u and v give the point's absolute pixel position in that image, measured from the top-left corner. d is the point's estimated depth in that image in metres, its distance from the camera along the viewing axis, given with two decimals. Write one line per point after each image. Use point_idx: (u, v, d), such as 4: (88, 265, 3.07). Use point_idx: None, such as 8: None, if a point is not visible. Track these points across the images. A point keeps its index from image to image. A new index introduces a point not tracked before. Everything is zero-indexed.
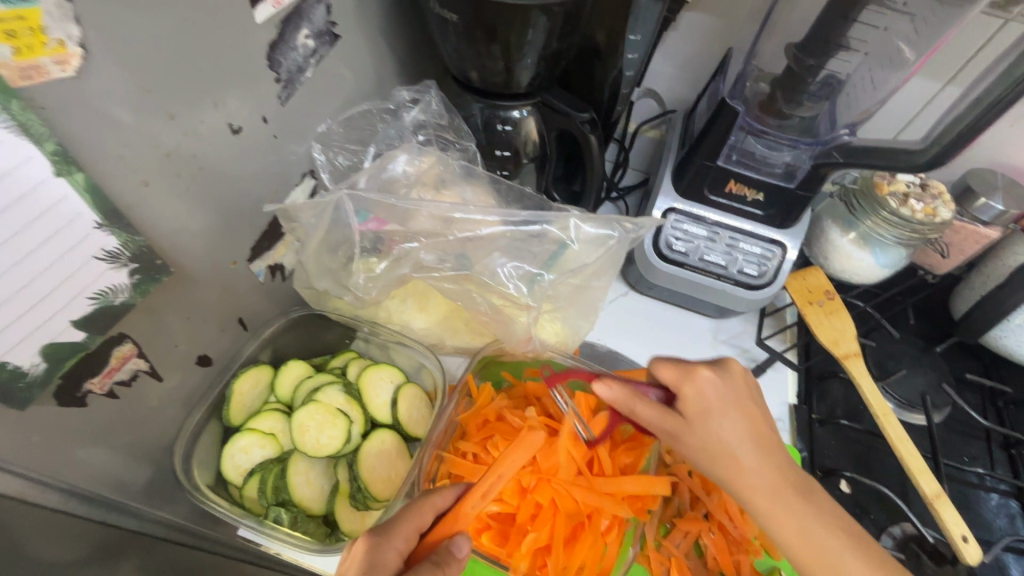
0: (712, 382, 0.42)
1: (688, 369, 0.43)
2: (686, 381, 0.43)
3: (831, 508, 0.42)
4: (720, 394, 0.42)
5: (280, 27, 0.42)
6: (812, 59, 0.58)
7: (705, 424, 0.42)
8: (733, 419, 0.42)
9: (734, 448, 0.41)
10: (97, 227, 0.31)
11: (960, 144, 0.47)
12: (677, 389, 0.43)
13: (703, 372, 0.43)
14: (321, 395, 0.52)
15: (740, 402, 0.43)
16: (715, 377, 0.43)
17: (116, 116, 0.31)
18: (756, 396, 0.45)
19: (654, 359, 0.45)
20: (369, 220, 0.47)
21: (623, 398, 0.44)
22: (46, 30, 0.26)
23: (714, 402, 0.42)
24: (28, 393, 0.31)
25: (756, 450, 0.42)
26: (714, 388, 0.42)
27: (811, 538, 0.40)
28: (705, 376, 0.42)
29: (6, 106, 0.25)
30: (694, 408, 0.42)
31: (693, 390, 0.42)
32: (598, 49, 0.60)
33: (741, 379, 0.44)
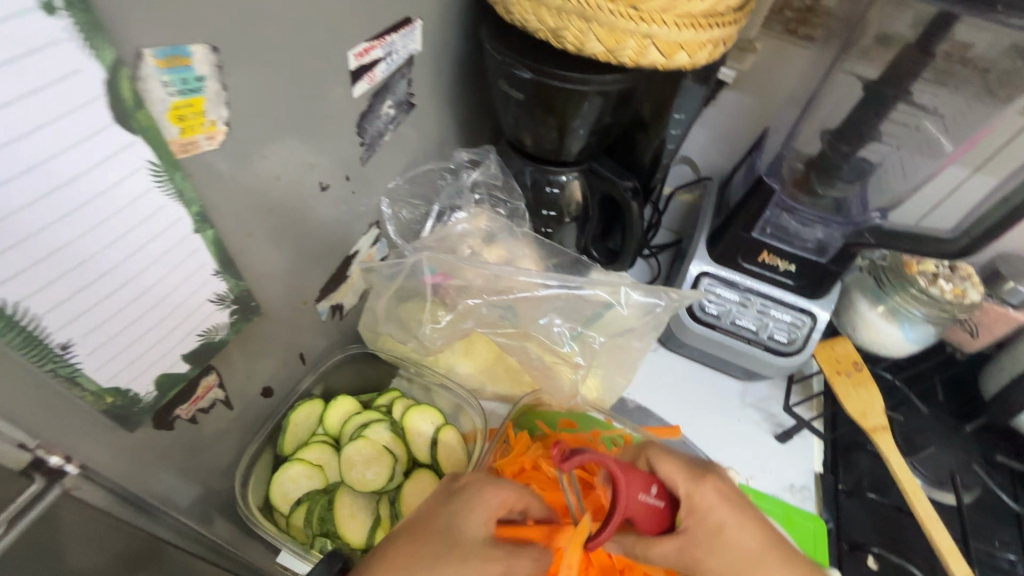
0: (721, 488, 0.42)
1: (698, 475, 0.42)
2: (694, 488, 0.42)
3: None
4: (732, 500, 0.42)
5: (371, 99, 0.48)
6: (846, 146, 0.62)
7: (722, 540, 0.40)
8: (750, 527, 0.41)
9: (754, 557, 0.41)
10: (215, 274, 0.35)
11: (990, 236, 0.50)
12: (682, 493, 0.42)
13: (710, 482, 0.42)
14: (370, 432, 0.55)
15: (750, 508, 0.43)
16: (720, 485, 0.42)
17: (237, 177, 0.36)
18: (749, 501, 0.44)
19: (657, 453, 0.44)
20: (436, 274, 0.51)
21: (631, 543, 0.41)
22: (205, 113, 0.31)
23: (726, 512, 0.41)
24: (139, 417, 0.35)
25: (779, 558, 0.41)
26: (721, 499, 0.42)
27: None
28: (710, 488, 0.42)
29: (172, 178, 0.29)
30: (707, 524, 0.41)
31: (705, 501, 0.41)
32: (644, 122, 0.65)
33: (733, 482, 0.44)
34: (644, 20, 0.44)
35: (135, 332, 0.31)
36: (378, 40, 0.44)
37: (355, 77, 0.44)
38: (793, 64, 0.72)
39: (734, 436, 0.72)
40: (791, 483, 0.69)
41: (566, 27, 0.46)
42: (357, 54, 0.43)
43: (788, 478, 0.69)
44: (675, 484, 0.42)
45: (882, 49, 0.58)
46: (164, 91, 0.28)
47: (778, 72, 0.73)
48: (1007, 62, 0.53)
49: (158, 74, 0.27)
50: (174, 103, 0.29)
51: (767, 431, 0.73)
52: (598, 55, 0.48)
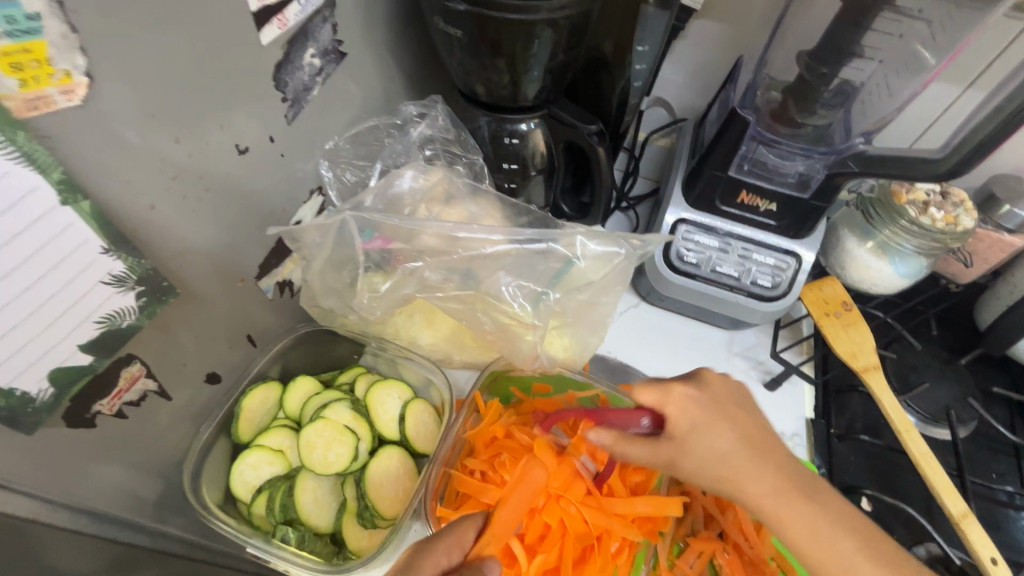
0: (693, 395, 0.43)
1: (665, 388, 0.43)
2: (669, 400, 0.43)
3: (836, 504, 0.41)
4: (707, 402, 0.43)
5: (286, 47, 0.42)
6: (825, 68, 0.57)
7: (693, 441, 0.41)
8: (722, 428, 0.41)
9: (733, 459, 0.41)
10: (104, 252, 0.32)
11: (982, 152, 0.45)
12: (661, 409, 0.43)
13: (682, 387, 0.43)
14: (329, 412, 0.52)
15: (724, 409, 0.43)
16: (692, 391, 0.43)
17: (120, 137, 0.31)
18: (741, 401, 0.45)
19: (633, 383, 0.45)
20: (373, 239, 0.47)
21: (611, 442, 0.42)
22: (52, 61, 0.26)
23: (703, 416, 0.42)
24: (36, 418, 0.32)
25: (752, 458, 0.41)
26: (693, 400, 0.42)
27: (819, 532, 0.39)
28: (682, 393, 0.43)
29: (12, 139, 0.26)
30: (680, 427, 0.42)
31: (676, 407, 0.42)
32: (605, 59, 0.59)
33: (719, 387, 0.44)
34: None
35: (6, 322, 0.28)
36: None
37: (261, 21, 0.39)
38: None
39: None
40: (782, 431, 0.66)
41: None
42: None
43: (777, 427, 0.67)
44: (652, 404, 0.43)
45: None
46: None
47: None
48: None
49: None
50: (3, 47, 0.24)
51: (755, 380, 0.70)
52: None
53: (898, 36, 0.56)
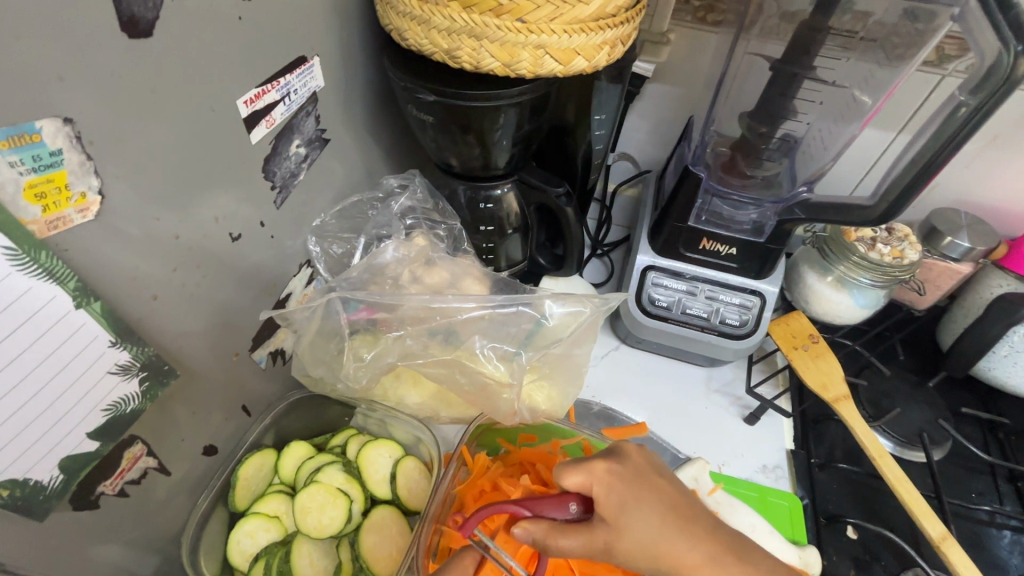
0: (614, 471, 0.39)
1: (590, 466, 0.39)
2: (595, 480, 0.39)
3: (770, 561, 0.37)
4: (630, 477, 0.39)
5: (274, 142, 0.47)
6: (764, 126, 0.64)
7: (626, 522, 0.37)
8: (648, 502, 0.38)
9: (665, 532, 0.37)
10: (112, 344, 0.35)
11: (905, 199, 0.50)
12: (590, 493, 0.39)
13: (603, 464, 0.39)
14: (322, 476, 0.54)
15: (648, 480, 0.39)
16: (615, 465, 0.39)
17: (126, 243, 0.35)
18: (664, 472, 0.41)
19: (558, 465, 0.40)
20: (359, 310, 0.50)
21: (542, 535, 0.38)
22: (70, 186, 0.30)
23: (630, 488, 0.38)
24: (47, 505, 0.34)
25: (681, 531, 0.37)
26: (617, 477, 0.39)
27: None
28: (606, 469, 0.39)
29: (35, 258, 0.29)
30: (609, 506, 0.38)
31: (603, 487, 0.38)
32: (568, 125, 0.65)
33: (637, 457, 0.41)
34: (532, 31, 0.44)
35: (23, 419, 0.31)
36: (269, 83, 0.44)
37: (251, 123, 0.43)
38: (708, 49, 0.73)
39: (702, 424, 0.71)
40: (764, 464, 0.68)
41: (459, 47, 0.46)
42: (249, 101, 0.42)
43: (759, 460, 0.69)
44: (580, 487, 0.39)
45: (788, 25, 0.59)
46: (13, 171, 0.28)
47: (696, 60, 0.74)
48: (904, 24, 0.54)
49: (3, 155, 0.27)
50: (29, 181, 0.29)
51: (734, 415, 0.73)
52: (496, 71, 0.48)
53: (833, 83, 0.62)
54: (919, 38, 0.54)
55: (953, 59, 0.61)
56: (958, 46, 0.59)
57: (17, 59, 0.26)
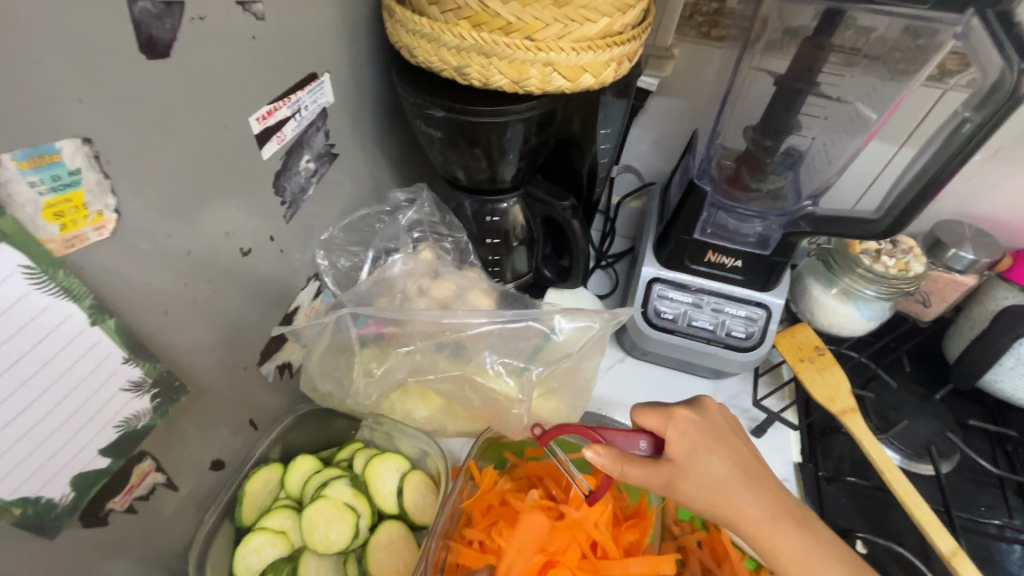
0: (692, 420, 0.43)
1: (668, 412, 0.43)
2: (669, 424, 0.42)
3: (823, 531, 0.41)
4: (706, 429, 0.43)
5: (285, 158, 0.47)
6: (768, 141, 0.64)
7: (694, 465, 0.41)
8: (720, 454, 0.41)
9: (730, 483, 0.41)
10: (125, 361, 0.35)
11: (911, 213, 0.51)
12: (663, 434, 0.42)
13: (683, 412, 0.43)
14: (329, 490, 0.54)
15: (723, 436, 0.43)
16: (693, 416, 0.43)
17: (139, 260, 0.35)
18: (736, 430, 0.45)
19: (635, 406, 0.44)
20: (368, 325, 0.50)
21: (611, 462, 0.41)
22: (87, 205, 0.31)
23: (699, 438, 0.42)
24: (58, 522, 0.34)
25: (746, 486, 0.41)
26: (694, 426, 0.42)
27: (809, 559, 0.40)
28: (684, 417, 0.43)
29: (53, 276, 0.29)
30: (680, 450, 0.41)
31: (677, 431, 0.42)
32: (575, 139, 0.65)
33: (716, 412, 0.45)
34: (541, 49, 0.45)
35: (37, 436, 0.31)
36: (280, 100, 0.44)
37: (262, 139, 0.43)
38: (712, 64, 0.74)
39: None
40: None
41: (468, 65, 0.47)
42: (260, 118, 0.43)
43: None
44: (654, 428, 0.43)
45: (791, 41, 0.59)
46: (33, 191, 0.28)
47: (700, 75, 0.75)
48: (906, 41, 0.55)
49: (22, 175, 0.27)
50: (48, 201, 0.29)
51: (741, 428, 0.72)
52: (505, 87, 0.48)
53: (837, 99, 0.64)
54: (921, 54, 0.55)
55: (954, 74, 0.62)
56: (960, 62, 0.60)
57: (39, 81, 0.27)
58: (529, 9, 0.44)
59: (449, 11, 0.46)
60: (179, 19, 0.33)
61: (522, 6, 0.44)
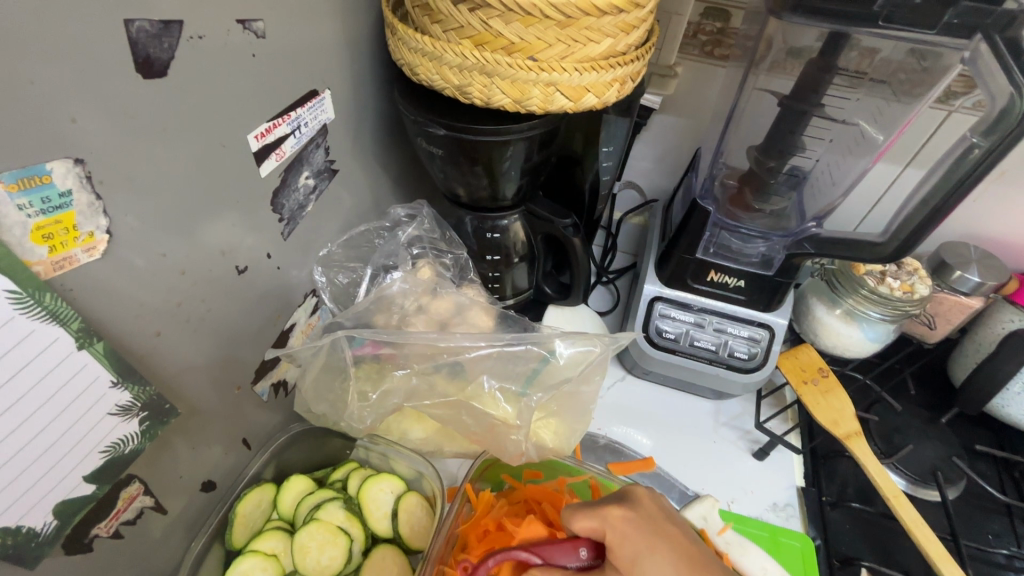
0: (629, 519, 0.39)
1: (601, 513, 0.40)
2: (608, 526, 0.39)
3: None
4: (643, 526, 0.39)
5: (284, 175, 0.47)
6: (771, 161, 0.64)
7: (637, 573, 0.37)
8: (663, 553, 0.37)
9: None
10: (113, 385, 0.34)
11: (917, 237, 0.50)
12: (602, 537, 0.39)
13: (614, 510, 0.40)
14: (322, 513, 0.53)
15: (663, 529, 0.39)
16: (628, 513, 0.40)
17: (131, 281, 0.35)
18: (678, 521, 0.41)
19: (567, 508, 0.42)
20: (364, 346, 0.49)
21: None
22: (78, 226, 0.30)
23: (642, 537, 0.38)
24: (40, 551, 0.33)
25: None
26: (632, 526, 0.39)
27: None
28: (620, 515, 0.40)
29: (39, 300, 0.29)
30: (622, 557, 0.38)
31: (616, 534, 0.39)
32: (577, 156, 0.65)
33: (648, 502, 0.41)
34: (544, 69, 0.45)
35: (19, 464, 0.30)
36: (280, 117, 0.44)
37: (261, 156, 0.43)
38: (715, 83, 0.74)
39: (711, 460, 0.70)
40: (774, 502, 0.67)
41: (471, 84, 0.46)
42: (259, 135, 0.42)
43: (770, 498, 0.67)
44: (591, 532, 0.40)
45: (795, 62, 0.59)
46: (21, 213, 0.27)
47: (703, 93, 0.75)
48: (911, 63, 0.54)
49: (11, 198, 0.27)
50: (37, 223, 0.28)
51: (743, 450, 0.71)
52: (507, 106, 0.48)
53: (842, 121, 0.63)
54: (927, 75, 0.55)
55: (959, 96, 0.61)
56: (965, 85, 0.60)
57: (31, 102, 0.26)
58: (532, 28, 0.44)
59: (451, 30, 0.45)
60: (178, 39, 0.33)
61: (525, 26, 0.43)
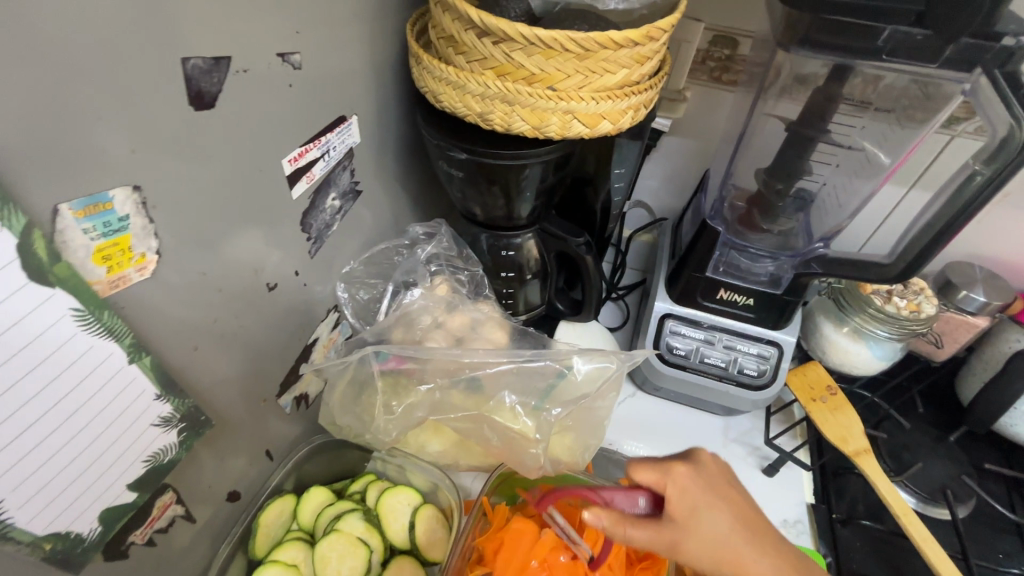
0: (691, 475, 0.43)
1: (667, 468, 0.43)
2: (669, 480, 0.42)
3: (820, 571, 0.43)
4: (705, 485, 0.43)
5: (312, 196, 0.49)
6: (779, 183, 0.66)
7: (697, 522, 0.41)
8: (720, 511, 0.42)
9: (730, 540, 0.41)
10: (157, 398, 0.36)
11: (923, 259, 0.52)
12: (662, 491, 0.43)
13: (679, 468, 0.43)
14: (343, 523, 0.54)
15: (722, 490, 0.43)
16: (691, 470, 0.43)
17: (174, 298, 0.37)
18: (733, 482, 0.45)
19: (631, 460, 0.44)
20: (388, 360, 0.51)
21: (612, 524, 0.41)
22: (132, 248, 0.32)
23: (701, 494, 0.42)
24: (84, 556, 0.35)
25: (748, 541, 0.41)
26: (694, 482, 0.43)
27: None
28: (683, 472, 0.43)
29: (98, 317, 0.31)
30: (681, 508, 0.42)
31: (677, 487, 0.42)
32: (589, 176, 0.67)
33: (711, 464, 0.45)
34: (562, 98, 0.47)
35: (71, 472, 0.32)
36: (311, 142, 0.46)
37: (293, 179, 0.45)
38: (723, 106, 0.76)
39: None
40: (784, 518, 0.67)
41: (492, 111, 0.49)
42: (292, 159, 0.45)
43: (780, 514, 0.68)
44: (651, 484, 0.43)
45: (802, 88, 0.60)
46: (85, 237, 0.30)
47: (711, 116, 0.77)
48: (914, 90, 0.56)
49: (78, 223, 0.29)
50: (98, 245, 0.30)
51: (753, 466, 0.72)
52: (526, 131, 0.50)
53: (848, 146, 0.65)
54: (931, 102, 0.57)
55: (962, 121, 0.63)
56: (967, 111, 0.62)
57: (98, 135, 0.29)
58: (552, 61, 0.46)
59: (474, 61, 0.48)
60: (225, 74, 0.35)
61: (545, 59, 0.46)
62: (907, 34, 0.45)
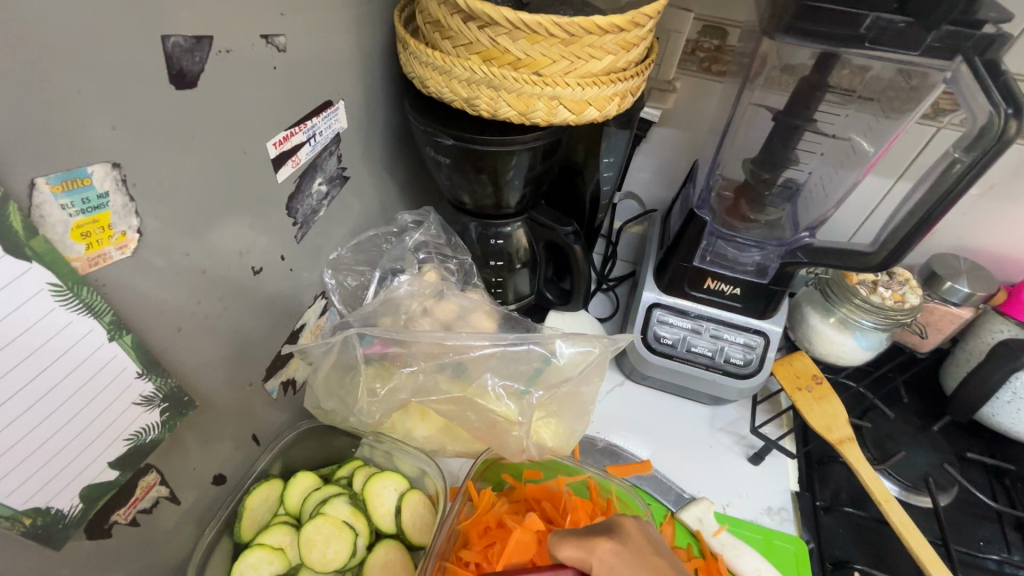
0: (615, 550, 0.40)
1: (590, 543, 0.40)
2: (593, 556, 0.39)
3: None
4: (631, 559, 0.40)
5: (299, 181, 0.49)
6: (767, 173, 0.66)
7: None
8: None
9: None
10: (139, 376, 0.36)
11: (905, 248, 0.52)
12: (587, 569, 0.39)
13: (601, 544, 0.40)
14: (329, 508, 0.54)
15: (645, 562, 0.40)
16: (616, 545, 0.40)
17: (156, 278, 0.37)
18: (657, 548, 0.43)
19: (555, 537, 0.41)
20: (373, 344, 0.51)
21: None
22: (113, 226, 0.32)
23: (628, 573, 0.39)
24: (65, 533, 0.35)
25: None
26: (617, 558, 0.40)
27: None
28: (607, 548, 0.40)
29: (78, 293, 0.31)
30: None
31: (602, 568, 0.39)
32: (578, 166, 0.67)
33: (633, 536, 0.42)
34: (548, 84, 0.47)
35: (52, 448, 0.32)
36: (297, 126, 0.46)
37: (278, 162, 0.45)
38: (713, 97, 0.76)
39: (708, 464, 0.71)
40: (769, 506, 0.68)
41: (479, 97, 0.49)
42: (277, 142, 0.44)
43: (764, 501, 0.68)
44: (576, 561, 0.40)
45: (789, 78, 0.60)
46: (64, 213, 0.30)
47: (701, 107, 0.77)
48: (899, 81, 0.57)
49: (56, 198, 0.29)
50: (77, 222, 0.30)
51: (739, 454, 0.73)
52: (513, 117, 0.50)
53: (834, 135, 0.65)
54: (915, 93, 0.57)
55: (947, 113, 0.64)
56: (952, 102, 0.62)
57: (77, 110, 0.29)
58: (537, 46, 0.46)
59: (461, 46, 0.48)
60: (208, 53, 0.35)
61: (531, 43, 0.46)
62: (889, 21, 0.46)
